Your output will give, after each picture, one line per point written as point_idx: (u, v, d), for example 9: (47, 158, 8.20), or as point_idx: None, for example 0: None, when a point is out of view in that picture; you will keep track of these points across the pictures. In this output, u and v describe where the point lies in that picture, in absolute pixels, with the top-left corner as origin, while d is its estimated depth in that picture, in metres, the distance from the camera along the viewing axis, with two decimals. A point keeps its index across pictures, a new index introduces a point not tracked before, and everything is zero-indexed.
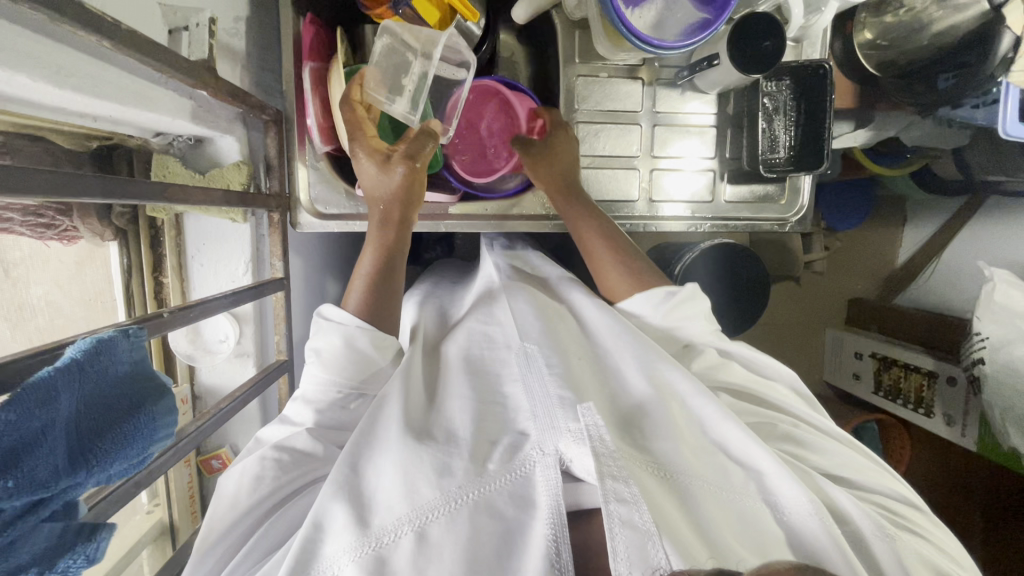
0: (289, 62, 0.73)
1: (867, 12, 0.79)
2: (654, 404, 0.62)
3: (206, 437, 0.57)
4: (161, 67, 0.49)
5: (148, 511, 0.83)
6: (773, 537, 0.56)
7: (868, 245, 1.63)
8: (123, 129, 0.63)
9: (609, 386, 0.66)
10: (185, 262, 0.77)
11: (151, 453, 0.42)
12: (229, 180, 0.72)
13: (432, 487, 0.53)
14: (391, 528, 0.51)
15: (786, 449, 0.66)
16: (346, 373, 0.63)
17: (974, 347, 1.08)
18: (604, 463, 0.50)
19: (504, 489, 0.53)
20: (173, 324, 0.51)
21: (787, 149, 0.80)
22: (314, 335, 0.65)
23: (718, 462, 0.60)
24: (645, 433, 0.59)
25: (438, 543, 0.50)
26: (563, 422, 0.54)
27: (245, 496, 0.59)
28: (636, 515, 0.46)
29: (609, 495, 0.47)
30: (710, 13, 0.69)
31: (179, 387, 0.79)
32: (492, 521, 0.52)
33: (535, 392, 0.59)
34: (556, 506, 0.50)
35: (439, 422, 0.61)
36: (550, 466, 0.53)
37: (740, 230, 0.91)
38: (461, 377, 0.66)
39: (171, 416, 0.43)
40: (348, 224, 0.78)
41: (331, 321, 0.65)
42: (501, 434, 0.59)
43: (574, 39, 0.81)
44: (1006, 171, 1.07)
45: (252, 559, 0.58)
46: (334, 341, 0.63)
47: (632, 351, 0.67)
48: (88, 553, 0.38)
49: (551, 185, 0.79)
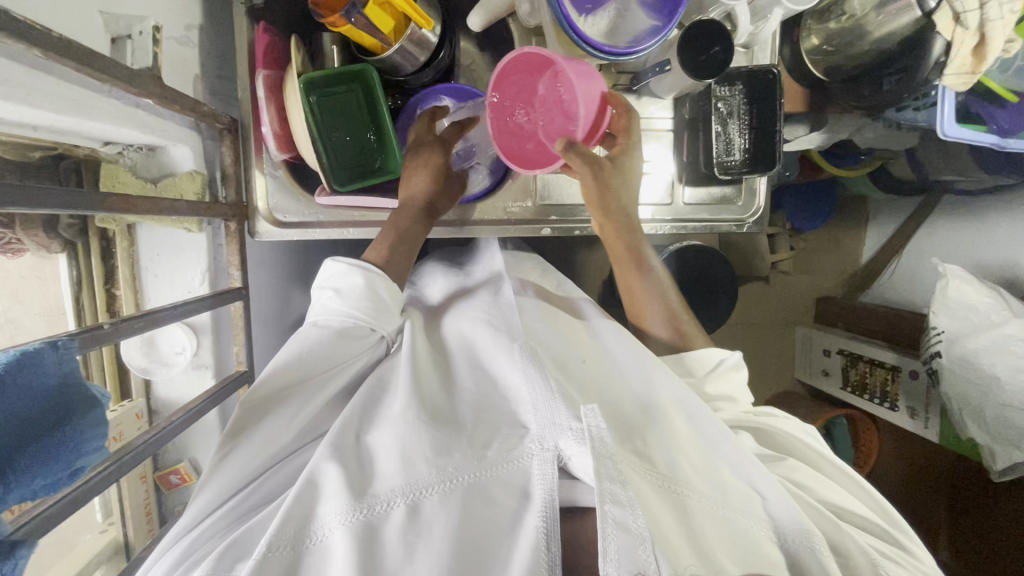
0: (244, 70, 0.73)
1: (812, 19, 0.82)
2: (656, 412, 0.63)
3: (157, 450, 0.55)
4: (101, 75, 0.49)
5: (102, 531, 0.82)
6: (769, 556, 0.56)
7: (833, 245, 1.68)
8: (69, 139, 0.62)
9: (614, 386, 0.66)
10: (138, 272, 0.76)
11: (81, 465, 0.43)
12: (183, 189, 0.72)
13: (428, 465, 0.54)
14: (386, 498, 0.52)
15: (785, 473, 0.67)
16: (363, 309, 0.64)
17: (930, 341, 1.11)
18: (603, 465, 0.51)
19: (500, 477, 0.55)
20: (120, 334, 0.50)
21: (743, 152, 0.82)
22: (331, 275, 0.66)
23: (719, 478, 0.61)
24: (647, 440, 0.60)
25: (430, 520, 0.51)
26: (564, 419, 0.55)
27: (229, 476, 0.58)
28: (630, 518, 0.48)
29: (605, 496, 0.49)
30: (660, 19, 0.70)
31: (133, 401, 0.77)
32: (484, 501, 0.54)
33: (537, 383, 0.59)
34: (549, 498, 0.52)
35: (440, 407, 0.62)
36: (548, 460, 0.54)
37: (700, 231, 0.93)
38: (465, 371, 0.68)
39: (101, 428, 0.43)
40: (308, 231, 0.78)
41: (353, 263, 0.65)
42: (500, 423, 0.60)
43: (530, 46, 0.82)
44: (955, 171, 1.11)
45: (227, 520, 0.56)
46: (356, 279, 0.64)
47: (636, 360, 0.67)
48: (6, 571, 0.38)
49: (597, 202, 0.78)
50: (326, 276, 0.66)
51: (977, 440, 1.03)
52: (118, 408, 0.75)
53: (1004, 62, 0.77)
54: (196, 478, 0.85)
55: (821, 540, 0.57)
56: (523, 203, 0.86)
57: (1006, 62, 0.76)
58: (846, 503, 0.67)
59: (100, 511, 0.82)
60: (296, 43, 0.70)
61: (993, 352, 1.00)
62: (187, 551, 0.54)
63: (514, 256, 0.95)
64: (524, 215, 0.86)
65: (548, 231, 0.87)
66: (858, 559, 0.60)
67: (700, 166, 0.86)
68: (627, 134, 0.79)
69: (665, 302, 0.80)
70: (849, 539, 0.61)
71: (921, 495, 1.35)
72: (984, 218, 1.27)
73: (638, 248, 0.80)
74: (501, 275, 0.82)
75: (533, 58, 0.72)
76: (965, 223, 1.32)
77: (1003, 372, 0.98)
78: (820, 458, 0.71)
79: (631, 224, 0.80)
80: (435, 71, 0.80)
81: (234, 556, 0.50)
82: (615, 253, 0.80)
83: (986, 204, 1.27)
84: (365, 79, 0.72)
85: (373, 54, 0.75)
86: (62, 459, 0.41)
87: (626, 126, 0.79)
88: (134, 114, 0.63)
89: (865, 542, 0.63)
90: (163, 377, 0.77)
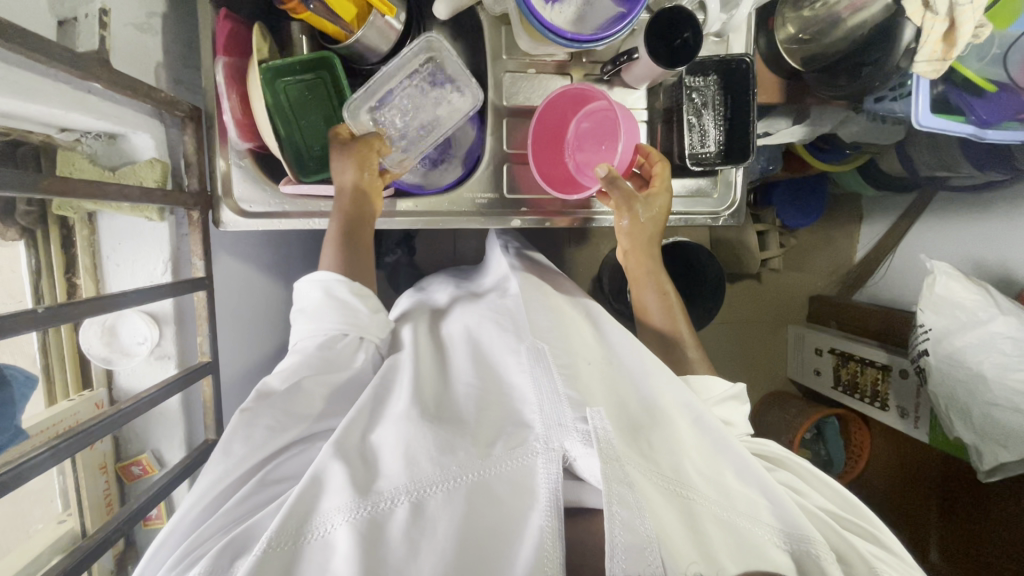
0: (206, 58, 0.72)
1: (786, 8, 0.81)
2: (661, 415, 0.66)
3: (97, 439, 0.56)
4: (39, 56, 0.48)
5: (59, 521, 0.79)
6: (773, 560, 0.57)
7: (826, 244, 1.66)
8: (19, 125, 0.61)
9: (620, 390, 0.69)
10: (100, 262, 0.75)
11: None
12: (143, 177, 0.70)
13: (432, 463, 0.57)
14: (390, 495, 0.55)
15: (784, 481, 0.70)
16: (332, 319, 0.68)
17: (918, 339, 1.10)
18: (611, 468, 0.54)
19: (501, 475, 0.58)
20: (57, 318, 0.51)
21: (717, 144, 0.82)
22: (299, 296, 0.72)
23: (723, 482, 0.62)
24: (652, 442, 0.62)
25: (433, 518, 0.54)
26: (572, 422, 0.59)
27: (231, 447, 0.61)
28: (637, 519, 0.52)
29: (613, 498, 0.52)
30: (625, 6, 0.70)
31: (93, 391, 0.77)
32: (487, 499, 0.56)
33: (544, 386, 0.63)
34: (555, 498, 0.55)
35: (443, 406, 0.66)
36: (554, 459, 0.57)
37: (674, 224, 0.91)
38: (467, 364, 0.72)
39: None
40: (274, 222, 0.76)
41: (311, 282, 0.70)
42: (505, 422, 0.63)
43: (500, 35, 0.80)
44: (943, 166, 1.09)
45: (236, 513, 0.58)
46: (317, 293, 0.69)
47: (642, 365, 0.71)
48: None
49: (635, 245, 0.85)
50: (297, 299, 0.72)
51: (964, 439, 1.01)
52: (76, 398, 0.74)
53: (979, 50, 0.76)
54: (159, 469, 0.84)
55: (822, 545, 0.59)
56: (491, 194, 0.84)
57: (981, 50, 0.76)
58: (843, 504, 0.71)
59: (60, 500, 0.80)
60: (258, 31, 0.71)
61: (980, 349, 0.98)
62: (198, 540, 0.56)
63: (522, 257, 0.94)
64: (492, 206, 0.84)
65: (518, 222, 0.85)
66: (856, 563, 0.62)
67: (673, 158, 0.84)
68: (662, 181, 0.82)
69: (671, 347, 0.86)
70: (849, 543, 0.63)
71: (912, 496, 1.33)
72: (976, 214, 1.25)
73: (668, 303, 0.87)
74: (508, 278, 0.86)
75: (580, 94, 0.79)
76: (957, 221, 1.30)
77: (990, 369, 0.96)
78: (820, 481, 0.72)
79: (654, 254, 0.87)
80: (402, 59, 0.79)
81: (234, 554, 0.53)
82: (635, 275, 0.87)
83: (978, 201, 1.25)
84: (330, 68, 0.73)
85: (337, 42, 0.75)
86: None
87: (662, 174, 0.82)
88: (86, 100, 0.62)
89: (867, 547, 0.64)
90: (125, 367, 0.77)
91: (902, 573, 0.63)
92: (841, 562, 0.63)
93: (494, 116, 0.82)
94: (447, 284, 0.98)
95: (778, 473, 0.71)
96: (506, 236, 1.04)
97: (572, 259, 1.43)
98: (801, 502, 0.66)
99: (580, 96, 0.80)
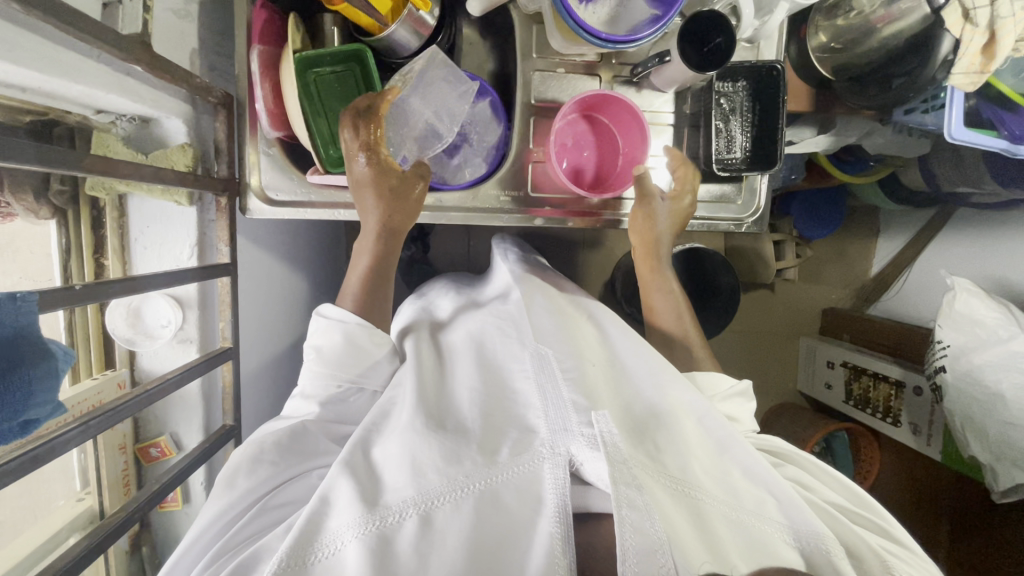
0: (241, 47, 0.73)
1: (820, 15, 0.81)
2: (667, 416, 0.65)
3: (127, 417, 0.57)
4: (84, 37, 0.49)
5: (78, 499, 0.80)
6: (780, 556, 0.57)
7: (841, 256, 1.65)
8: (59, 104, 0.62)
9: (625, 394, 0.68)
10: (127, 243, 0.76)
11: (25, 417, 0.47)
12: (174, 161, 0.71)
13: (439, 474, 0.58)
14: (398, 508, 0.56)
15: (791, 476, 0.70)
16: (344, 368, 0.69)
17: (935, 355, 1.08)
18: (619, 470, 0.54)
19: (508, 484, 0.58)
20: (95, 296, 0.53)
21: (743, 150, 0.81)
22: (314, 332, 0.71)
23: (730, 482, 0.62)
24: (658, 444, 0.62)
25: (441, 529, 0.55)
26: (576, 425, 0.59)
27: (237, 477, 0.65)
28: (646, 522, 0.51)
29: (621, 501, 0.52)
30: (661, 9, 0.69)
31: (116, 370, 0.77)
32: (495, 508, 0.57)
33: (549, 395, 0.64)
34: (562, 505, 0.55)
35: (447, 412, 0.66)
36: (560, 465, 0.57)
37: (697, 229, 0.90)
38: (470, 367, 0.71)
39: (47, 381, 0.48)
40: (300, 211, 0.77)
41: (333, 320, 0.70)
42: (509, 429, 0.63)
43: (531, 34, 0.80)
44: (967, 181, 1.08)
45: (250, 530, 0.62)
46: (336, 337, 0.69)
47: (648, 368, 0.70)
48: None
49: (645, 247, 0.85)
50: (311, 334, 0.71)
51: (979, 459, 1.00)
52: (99, 377, 0.75)
53: (1015, 65, 0.75)
54: (176, 452, 0.84)
55: (833, 542, 0.58)
56: (513, 193, 0.84)
57: (1017, 65, 0.74)
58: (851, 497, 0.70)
59: (78, 479, 0.81)
60: (293, 21, 0.70)
61: (999, 369, 0.96)
62: (218, 551, 0.60)
63: (520, 259, 0.93)
64: (515, 205, 0.84)
65: (541, 222, 0.85)
66: (869, 559, 0.61)
67: (700, 162, 0.85)
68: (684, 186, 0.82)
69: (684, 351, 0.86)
70: (856, 534, 0.62)
71: (921, 514, 1.32)
72: (998, 231, 1.23)
73: (676, 307, 0.88)
74: (509, 286, 0.84)
75: (602, 99, 0.79)
76: (979, 237, 1.29)
77: (1009, 391, 0.95)
78: (826, 474, 0.72)
79: (662, 256, 0.87)
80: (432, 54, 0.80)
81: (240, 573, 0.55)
82: (646, 279, 0.89)
83: (1000, 218, 1.24)
84: (361, 61, 0.73)
85: (370, 35, 0.75)
86: (11, 407, 0.46)
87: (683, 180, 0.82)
88: (124, 82, 0.63)
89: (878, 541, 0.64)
90: (147, 349, 0.77)
91: (916, 566, 0.63)
92: (851, 556, 0.62)
93: (521, 112, 0.82)
94: (448, 289, 0.97)
95: (787, 471, 0.70)
96: (503, 244, 1.03)
97: (587, 261, 1.42)
98: (807, 495, 0.66)
99: (603, 99, 0.79)
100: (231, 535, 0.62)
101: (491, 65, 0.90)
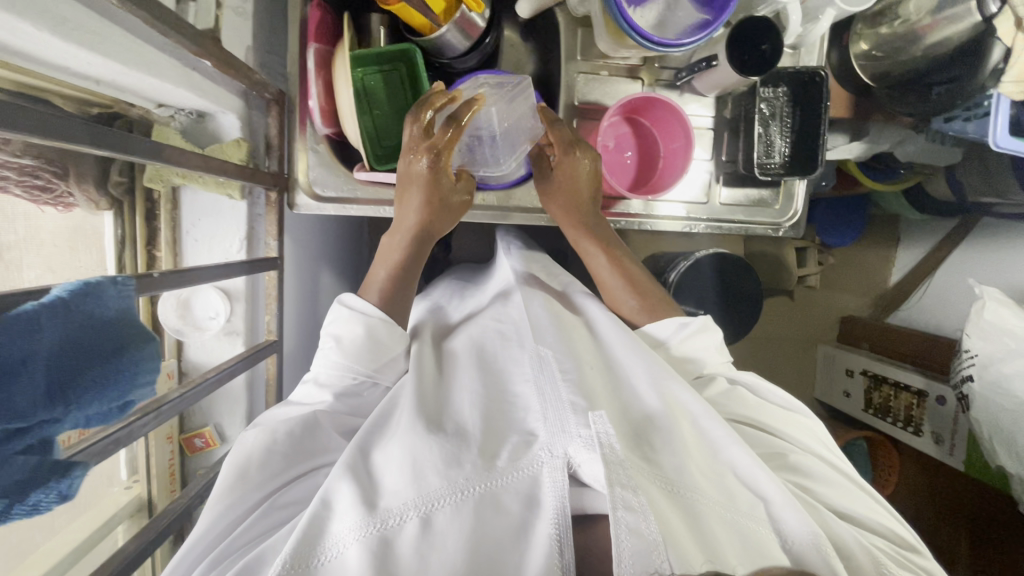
0: (295, 45, 0.74)
1: (863, 23, 0.82)
2: (663, 419, 0.63)
3: (190, 405, 0.58)
4: (165, 30, 0.50)
5: (125, 486, 0.83)
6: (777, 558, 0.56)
7: (861, 263, 1.65)
8: (124, 95, 0.64)
9: (622, 395, 0.67)
10: (179, 236, 0.78)
11: (131, 400, 0.46)
12: (229, 154, 0.73)
13: (439, 477, 0.57)
14: (399, 512, 0.56)
15: (790, 476, 0.69)
16: (364, 361, 0.70)
17: (962, 364, 1.08)
18: (614, 472, 0.53)
19: (507, 487, 0.57)
20: (164, 284, 0.54)
21: (783, 155, 0.81)
22: (334, 321, 0.72)
23: (727, 485, 0.62)
24: (655, 446, 0.60)
25: (442, 532, 0.55)
26: (574, 426, 0.57)
27: (251, 472, 0.65)
28: (643, 524, 0.50)
29: (617, 503, 0.51)
30: (711, 14, 0.71)
31: (166, 361, 0.79)
32: (495, 510, 0.56)
33: (547, 394, 0.62)
34: (560, 508, 0.54)
35: (446, 414, 0.65)
36: (558, 467, 0.56)
37: (734, 233, 0.91)
38: (469, 369, 0.71)
39: (152, 362, 0.47)
40: (346, 207, 0.78)
41: (356, 313, 0.71)
42: (508, 431, 0.62)
43: (576, 37, 0.81)
44: (996, 191, 1.08)
45: (258, 528, 0.63)
46: (358, 329, 0.70)
47: (646, 369, 0.68)
48: (60, 489, 0.41)
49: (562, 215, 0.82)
50: (331, 321, 0.72)
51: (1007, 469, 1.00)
52: None
53: None
54: (220, 443, 0.86)
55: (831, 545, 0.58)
56: None
57: None
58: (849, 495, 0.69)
59: (124, 467, 0.83)
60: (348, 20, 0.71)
61: None
62: (227, 548, 0.61)
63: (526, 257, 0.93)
64: None
65: None
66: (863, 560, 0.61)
67: (739, 166, 0.85)
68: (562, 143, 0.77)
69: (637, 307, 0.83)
70: (851, 536, 0.62)
71: (941, 524, 1.32)
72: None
73: (629, 279, 0.83)
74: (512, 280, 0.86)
75: (647, 101, 0.80)
76: (1004, 247, 1.28)
77: None
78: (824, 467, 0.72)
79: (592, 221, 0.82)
80: (479, 55, 0.81)
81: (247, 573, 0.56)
82: (579, 242, 0.84)
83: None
84: (408, 59, 0.74)
85: (421, 35, 0.76)
86: (119, 387, 0.44)
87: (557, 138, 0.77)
88: (190, 76, 0.65)
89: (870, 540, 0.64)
90: (195, 340, 0.79)
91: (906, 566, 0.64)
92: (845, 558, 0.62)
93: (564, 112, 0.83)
94: (459, 291, 0.98)
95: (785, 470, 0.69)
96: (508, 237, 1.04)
97: None
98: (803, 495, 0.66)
99: (647, 101, 0.80)
100: (238, 533, 0.62)
101: (531, 66, 0.91)
